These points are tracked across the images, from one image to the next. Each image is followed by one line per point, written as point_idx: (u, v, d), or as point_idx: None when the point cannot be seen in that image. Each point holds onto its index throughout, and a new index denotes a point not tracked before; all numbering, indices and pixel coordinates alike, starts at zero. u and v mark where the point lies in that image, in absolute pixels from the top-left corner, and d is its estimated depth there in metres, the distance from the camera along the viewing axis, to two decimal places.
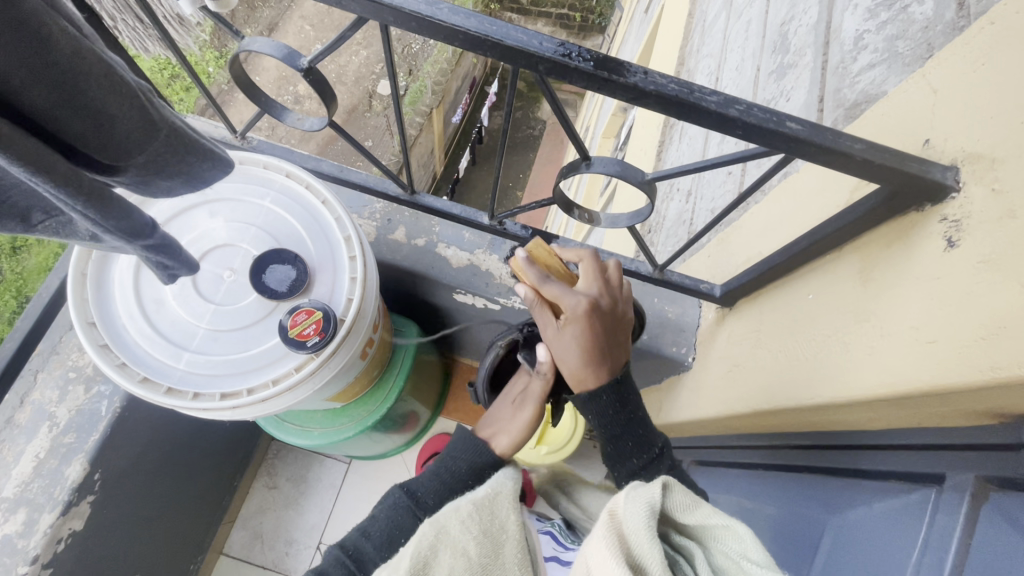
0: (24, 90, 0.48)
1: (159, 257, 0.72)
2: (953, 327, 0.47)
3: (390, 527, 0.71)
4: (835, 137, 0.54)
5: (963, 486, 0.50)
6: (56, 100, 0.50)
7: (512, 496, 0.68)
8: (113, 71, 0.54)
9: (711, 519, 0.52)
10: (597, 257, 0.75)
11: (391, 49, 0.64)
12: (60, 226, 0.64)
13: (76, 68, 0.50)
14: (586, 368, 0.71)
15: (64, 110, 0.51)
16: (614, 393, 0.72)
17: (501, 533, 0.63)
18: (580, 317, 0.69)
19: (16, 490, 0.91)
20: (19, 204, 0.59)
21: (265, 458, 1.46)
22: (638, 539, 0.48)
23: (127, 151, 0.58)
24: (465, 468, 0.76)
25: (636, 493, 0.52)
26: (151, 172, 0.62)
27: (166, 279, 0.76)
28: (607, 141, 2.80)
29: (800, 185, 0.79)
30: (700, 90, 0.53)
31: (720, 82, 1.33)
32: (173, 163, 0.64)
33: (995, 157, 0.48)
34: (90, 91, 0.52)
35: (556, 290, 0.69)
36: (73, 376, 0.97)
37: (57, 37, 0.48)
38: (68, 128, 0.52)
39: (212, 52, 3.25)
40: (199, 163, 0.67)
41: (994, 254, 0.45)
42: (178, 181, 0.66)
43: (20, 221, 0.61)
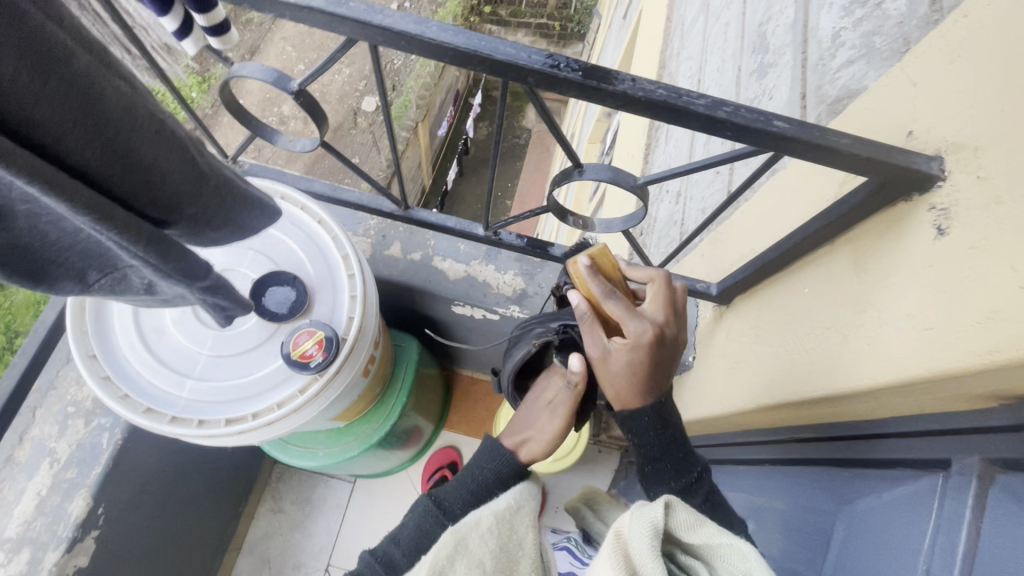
0: (84, 150, 0.48)
1: (216, 299, 0.71)
2: (949, 314, 0.48)
3: (417, 535, 0.68)
4: (821, 133, 0.55)
5: (969, 470, 0.51)
6: (108, 160, 0.50)
7: (533, 512, 0.67)
8: (163, 125, 0.54)
9: (715, 538, 0.51)
10: (669, 280, 0.69)
11: (380, 66, 0.64)
12: (115, 281, 0.65)
13: (127, 123, 0.50)
14: (628, 388, 0.67)
15: (118, 168, 0.51)
16: (654, 412, 0.69)
17: (518, 549, 0.62)
18: (643, 346, 0.63)
19: (19, 530, 0.90)
20: (76, 264, 0.60)
21: (269, 481, 1.44)
22: (643, 560, 0.47)
23: (176, 205, 0.58)
24: (491, 475, 0.73)
25: (639, 512, 0.52)
26: (200, 223, 0.63)
27: (223, 321, 0.76)
28: (593, 146, 2.82)
29: (789, 181, 0.80)
30: (688, 94, 0.54)
31: (703, 84, 1.35)
32: (218, 214, 0.64)
33: (978, 145, 0.50)
34: (142, 148, 0.52)
35: (620, 310, 0.64)
36: (72, 410, 0.96)
37: (112, 96, 0.48)
38: (122, 185, 0.52)
39: (195, 78, 3.25)
40: (243, 211, 0.68)
41: (983, 240, 0.46)
42: (225, 231, 0.67)
43: (77, 280, 0.62)
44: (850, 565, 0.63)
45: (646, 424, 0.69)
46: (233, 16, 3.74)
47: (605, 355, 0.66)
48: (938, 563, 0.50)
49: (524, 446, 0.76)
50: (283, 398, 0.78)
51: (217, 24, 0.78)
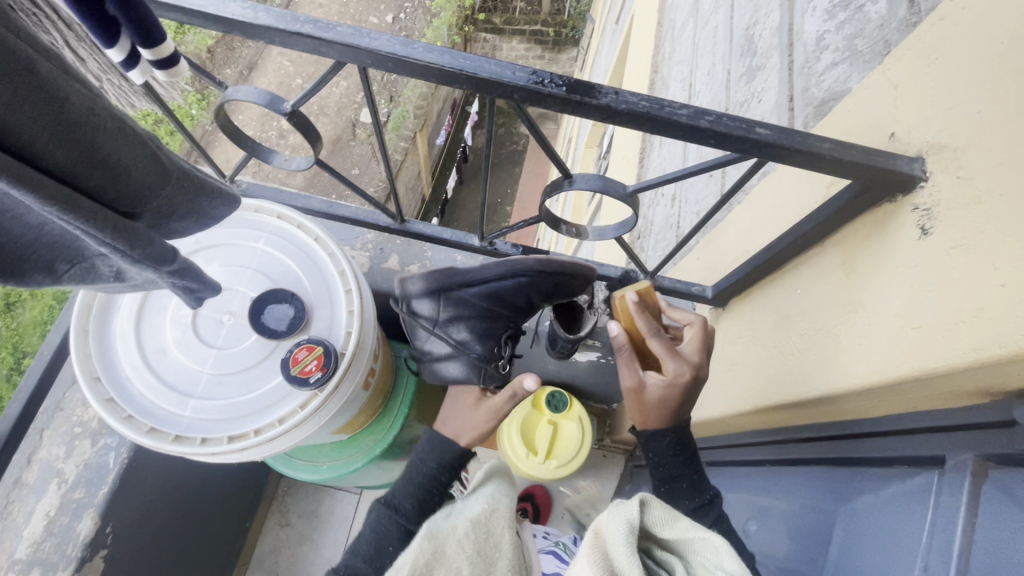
0: (47, 149, 0.48)
1: (185, 281, 0.71)
2: (935, 313, 0.48)
3: (375, 538, 0.73)
4: (803, 138, 0.56)
5: (962, 466, 0.51)
6: (74, 159, 0.50)
7: (507, 513, 0.70)
8: (122, 122, 0.54)
9: (690, 533, 0.51)
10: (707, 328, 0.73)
11: (369, 85, 0.66)
12: (84, 273, 0.65)
13: (92, 124, 0.50)
14: (656, 417, 0.70)
15: (83, 166, 0.51)
16: (674, 437, 0.72)
17: (495, 551, 0.65)
18: (680, 383, 0.68)
19: (29, 551, 0.91)
20: (43, 257, 0.60)
21: (275, 495, 1.45)
22: (620, 557, 0.48)
23: (142, 198, 0.58)
24: (433, 466, 0.77)
25: (616, 511, 0.52)
26: (167, 217, 0.62)
27: (193, 303, 0.75)
28: (590, 151, 2.84)
29: (778, 184, 0.81)
30: (670, 105, 0.55)
31: (694, 87, 1.36)
32: (185, 206, 0.63)
33: (957, 146, 0.51)
34: (107, 146, 0.52)
35: (662, 347, 0.68)
36: (78, 431, 0.97)
37: (72, 98, 0.49)
38: (88, 182, 0.52)
39: (194, 96, 3.29)
40: (209, 203, 0.67)
41: (964, 240, 0.47)
42: (190, 222, 0.66)
43: (46, 273, 0.62)
44: (850, 564, 0.64)
45: (667, 446, 0.71)
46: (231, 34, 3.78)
47: (640, 388, 0.69)
48: (935, 560, 0.51)
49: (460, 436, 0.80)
50: (283, 414, 0.78)
51: (167, 57, 0.66)
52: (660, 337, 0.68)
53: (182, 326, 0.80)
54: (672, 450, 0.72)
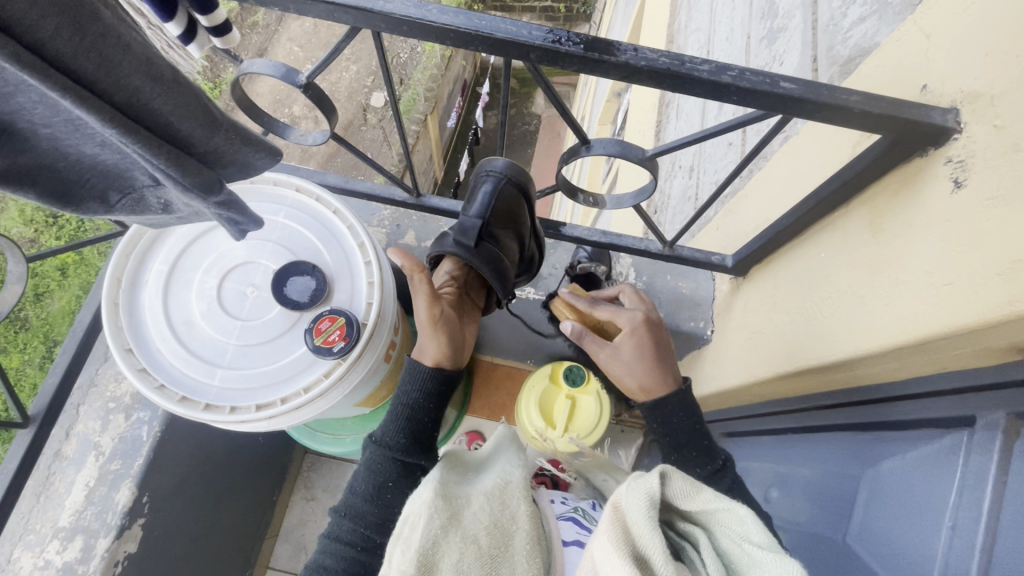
0: (109, 92, 0.50)
1: (229, 213, 0.71)
2: (969, 266, 0.47)
3: (371, 478, 0.77)
4: (831, 92, 0.54)
5: (994, 425, 0.50)
6: (131, 103, 0.52)
7: (523, 485, 0.70)
8: (178, 73, 0.56)
9: (713, 503, 0.51)
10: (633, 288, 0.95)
11: (383, 54, 0.65)
12: (133, 204, 0.68)
13: (148, 72, 0.52)
14: (651, 380, 0.80)
15: (138, 110, 0.53)
16: (675, 399, 0.78)
17: (512, 523, 0.64)
18: (637, 327, 0.84)
19: (72, 519, 0.95)
20: (96, 185, 0.63)
21: (300, 471, 1.49)
22: (640, 529, 0.48)
23: (189, 143, 0.59)
24: (415, 397, 0.82)
25: (636, 484, 0.53)
26: (214, 162, 0.63)
27: (238, 236, 0.76)
28: (604, 127, 2.78)
29: (801, 146, 0.79)
30: (691, 60, 0.54)
31: (712, 54, 1.32)
32: (232, 156, 0.64)
33: (994, 93, 0.49)
34: (161, 96, 0.54)
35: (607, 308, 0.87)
36: (113, 406, 1.01)
37: (133, 46, 0.51)
38: (145, 120, 0.54)
39: (207, 83, 3.28)
40: (255, 155, 0.67)
41: (1000, 190, 0.46)
42: (233, 171, 0.67)
43: (99, 202, 0.65)
44: (876, 528, 0.63)
45: (669, 411, 0.77)
46: (240, 21, 3.77)
47: (616, 355, 0.83)
48: (965, 518, 0.51)
49: (421, 355, 0.85)
50: (308, 383, 0.80)
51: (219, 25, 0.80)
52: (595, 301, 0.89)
53: (208, 299, 0.82)
54: (679, 416, 0.76)
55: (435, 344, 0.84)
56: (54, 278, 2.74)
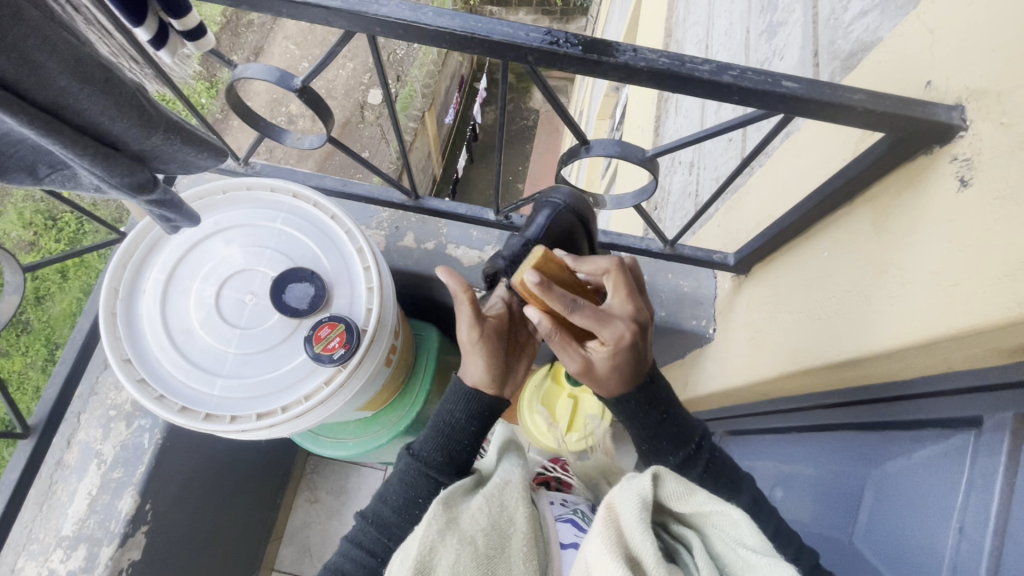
0: (33, 91, 0.52)
1: (162, 209, 0.73)
2: (976, 266, 0.46)
3: (404, 492, 0.76)
4: (834, 91, 0.53)
5: (1002, 426, 0.50)
6: (59, 104, 0.54)
7: (522, 485, 0.71)
8: (109, 70, 0.58)
9: (706, 506, 0.50)
10: (626, 269, 0.73)
11: (378, 56, 0.64)
12: (65, 179, 0.66)
13: (77, 72, 0.54)
14: (612, 382, 0.71)
15: (68, 109, 0.55)
16: (639, 395, 0.72)
17: (510, 525, 0.64)
18: (621, 345, 0.68)
19: (75, 527, 0.95)
20: (26, 159, 0.61)
21: (304, 473, 1.49)
22: (631, 533, 0.48)
23: (122, 142, 0.62)
24: (462, 416, 0.80)
25: (629, 485, 0.52)
26: (148, 158, 0.66)
27: (170, 230, 0.78)
28: (603, 122, 2.76)
29: (802, 142, 0.78)
30: (692, 61, 0.53)
31: (711, 49, 1.31)
32: (167, 152, 0.67)
33: (1000, 90, 0.48)
34: (92, 97, 0.56)
35: (590, 320, 0.67)
36: (113, 414, 1.01)
37: (60, 45, 0.52)
38: (74, 120, 0.56)
39: (203, 84, 3.24)
40: (189, 151, 0.70)
41: (1007, 189, 0.45)
42: (172, 165, 0.71)
43: (26, 173, 0.63)
44: (882, 529, 0.63)
45: (634, 406, 0.72)
46: (234, 19, 3.74)
47: (586, 363, 0.69)
48: (972, 520, 0.50)
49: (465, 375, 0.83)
50: (309, 390, 0.79)
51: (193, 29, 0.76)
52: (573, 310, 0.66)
53: (206, 307, 0.81)
54: (646, 408, 0.72)
55: (472, 366, 0.82)
56: (54, 281, 2.74)
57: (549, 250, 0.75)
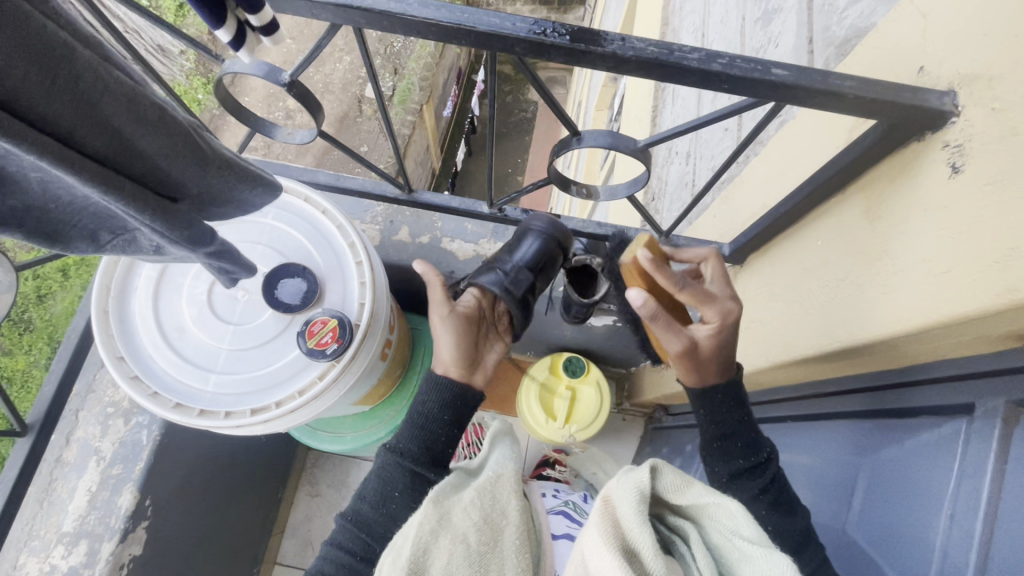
0: (90, 140, 0.48)
1: (220, 261, 0.73)
2: (968, 253, 0.46)
3: (381, 486, 0.77)
4: (824, 77, 0.53)
5: (993, 413, 0.49)
6: (116, 149, 0.50)
7: (514, 479, 0.71)
8: (164, 110, 0.53)
9: (703, 498, 0.51)
10: (720, 259, 0.76)
11: (367, 49, 0.63)
12: (126, 243, 0.67)
13: (131, 116, 0.49)
14: (709, 368, 0.73)
15: (125, 155, 0.51)
16: (726, 389, 0.74)
17: (502, 518, 0.65)
18: (725, 322, 0.71)
19: (75, 524, 0.96)
20: (88, 226, 0.62)
21: (304, 467, 1.50)
22: (629, 524, 0.48)
23: (181, 185, 0.58)
24: (436, 408, 0.81)
25: (625, 478, 0.53)
26: (207, 202, 0.62)
27: (228, 282, 0.78)
28: (601, 113, 2.74)
29: (797, 131, 0.77)
30: (680, 49, 0.52)
31: (707, 37, 1.30)
32: (225, 192, 0.63)
33: (992, 75, 0.47)
34: (147, 137, 0.52)
35: (697, 299, 0.70)
36: (111, 411, 1.01)
37: (115, 88, 0.48)
38: (131, 167, 0.52)
39: (200, 81, 3.16)
40: (248, 190, 0.66)
41: (998, 175, 0.44)
42: (229, 209, 0.66)
43: (89, 241, 0.64)
44: (875, 517, 0.63)
45: (720, 401, 0.74)
46: None
47: (688, 345, 0.70)
48: (963, 507, 0.50)
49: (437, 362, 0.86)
50: (303, 385, 0.80)
51: (268, 24, 0.71)
52: (682, 289, 0.68)
53: (198, 303, 0.81)
54: (727, 407, 0.74)
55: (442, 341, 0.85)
56: (55, 280, 2.74)
57: (654, 236, 0.74)
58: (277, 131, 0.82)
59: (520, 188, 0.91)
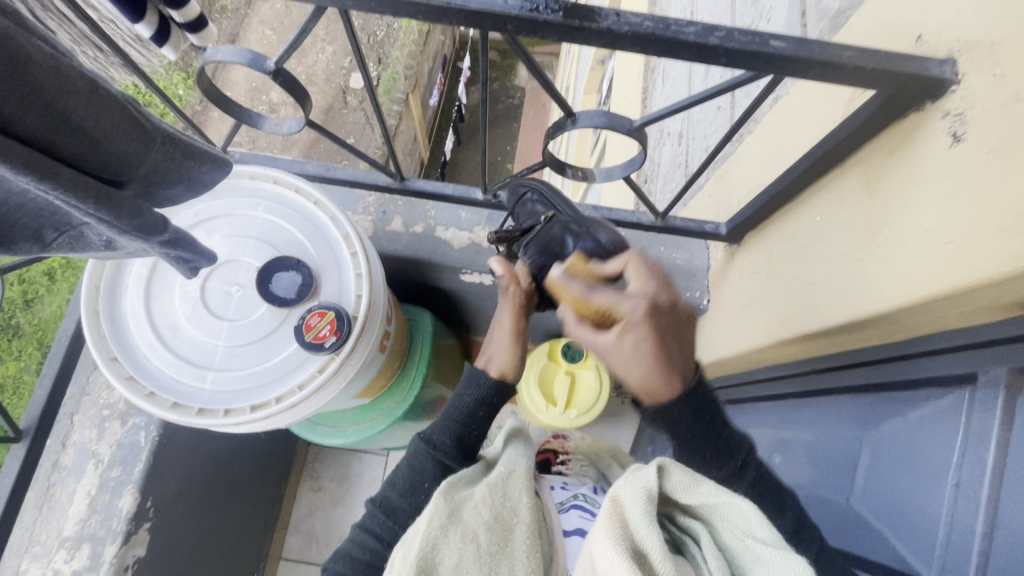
0: (18, 117, 0.49)
1: (178, 251, 0.73)
2: (970, 222, 0.46)
3: (411, 475, 0.77)
4: (823, 48, 0.52)
5: (996, 381, 0.50)
6: (49, 126, 0.52)
7: (526, 476, 0.72)
8: (96, 85, 0.55)
9: (712, 497, 0.50)
10: (642, 256, 0.70)
11: (353, 33, 0.61)
12: (74, 240, 0.66)
13: (59, 88, 0.51)
14: (655, 382, 0.68)
15: (59, 132, 0.52)
16: (690, 406, 0.70)
17: (513, 516, 0.64)
18: (640, 323, 0.64)
19: (76, 528, 0.95)
20: (31, 225, 0.61)
21: (306, 462, 1.50)
22: (637, 526, 0.47)
23: (127, 163, 0.59)
24: (472, 403, 0.80)
25: (633, 477, 0.52)
26: (155, 184, 0.64)
27: (188, 273, 0.78)
28: (589, 97, 2.71)
29: (791, 106, 0.77)
30: (677, 23, 0.51)
31: (696, 14, 1.28)
32: (174, 172, 0.65)
33: (992, 41, 0.47)
34: (79, 110, 0.53)
35: (608, 298, 0.65)
36: (107, 413, 1.00)
37: (35, 60, 0.49)
38: (68, 147, 0.54)
39: (179, 74, 3.10)
40: (196, 166, 0.68)
41: (1000, 142, 0.44)
42: (180, 188, 0.67)
43: (35, 240, 0.63)
44: (878, 489, 0.64)
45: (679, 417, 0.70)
46: (208, 5, 3.61)
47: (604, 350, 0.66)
48: (967, 475, 0.51)
49: (488, 366, 0.84)
50: (302, 380, 0.79)
51: None
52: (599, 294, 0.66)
53: (191, 301, 0.80)
54: (696, 422, 0.70)
55: (509, 356, 0.83)
56: (41, 284, 2.69)
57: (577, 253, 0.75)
58: (263, 120, 0.80)
59: (515, 173, 0.90)
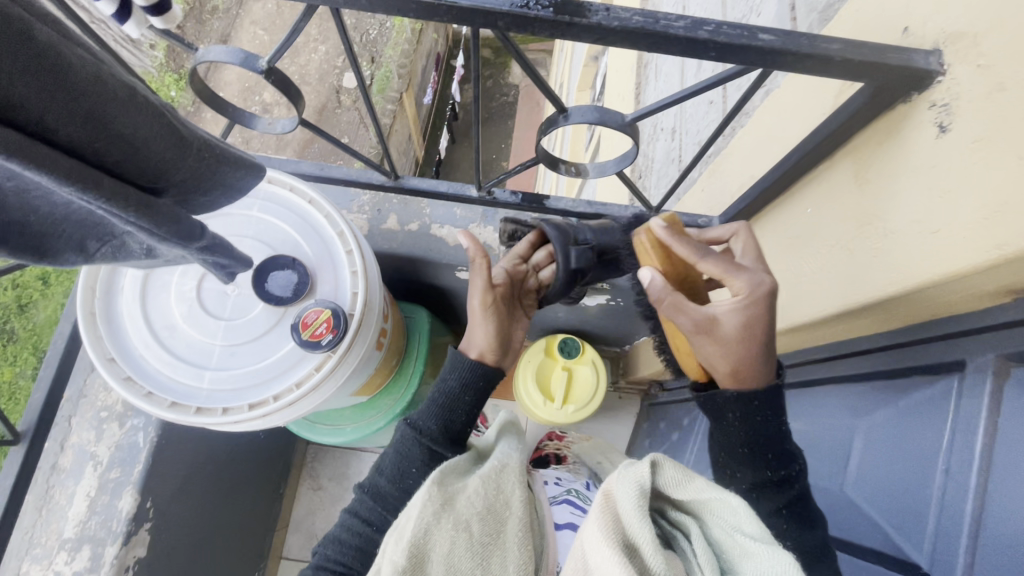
0: (59, 126, 0.45)
1: (216, 257, 0.70)
2: (957, 210, 0.46)
3: (399, 462, 0.77)
4: (811, 40, 0.53)
5: (984, 367, 0.51)
6: (89, 137, 0.47)
7: (519, 470, 0.72)
8: (135, 91, 0.51)
9: (704, 493, 0.51)
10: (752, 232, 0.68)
11: (346, 32, 0.61)
12: (115, 251, 0.65)
13: (100, 95, 0.47)
14: (747, 373, 0.63)
15: (99, 141, 0.48)
16: (766, 410, 0.65)
17: (505, 509, 0.65)
18: (757, 296, 0.60)
19: (76, 529, 0.95)
20: (74, 235, 0.60)
21: (305, 461, 1.50)
22: (630, 519, 0.48)
23: (164, 172, 0.55)
24: (455, 386, 0.80)
25: (627, 472, 0.53)
26: (192, 191, 0.59)
27: (227, 278, 0.77)
28: (583, 93, 2.71)
29: (782, 100, 0.77)
30: (666, 17, 0.51)
31: (688, 9, 1.28)
32: (210, 178, 0.60)
33: (977, 31, 0.47)
34: (119, 118, 0.49)
35: (717, 268, 0.61)
36: (105, 415, 1.00)
37: (76, 67, 0.45)
38: (107, 157, 0.49)
39: (170, 76, 3.10)
40: (231, 173, 0.62)
41: (985, 132, 0.45)
42: (216, 196, 0.63)
43: (78, 251, 0.61)
44: (871, 477, 0.65)
45: (755, 409, 0.64)
46: (199, 6, 3.60)
47: (709, 321, 0.61)
48: (957, 460, 0.52)
49: (467, 346, 0.83)
50: (300, 378, 0.79)
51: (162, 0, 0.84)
52: (710, 260, 0.61)
53: (187, 300, 0.80)
54: (766, 417, 0.65)
55: (482, 337, 0.82)
56: (36, 288, 2.68)
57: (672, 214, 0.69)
58: (255, 119, 0.80)
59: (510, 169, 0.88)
